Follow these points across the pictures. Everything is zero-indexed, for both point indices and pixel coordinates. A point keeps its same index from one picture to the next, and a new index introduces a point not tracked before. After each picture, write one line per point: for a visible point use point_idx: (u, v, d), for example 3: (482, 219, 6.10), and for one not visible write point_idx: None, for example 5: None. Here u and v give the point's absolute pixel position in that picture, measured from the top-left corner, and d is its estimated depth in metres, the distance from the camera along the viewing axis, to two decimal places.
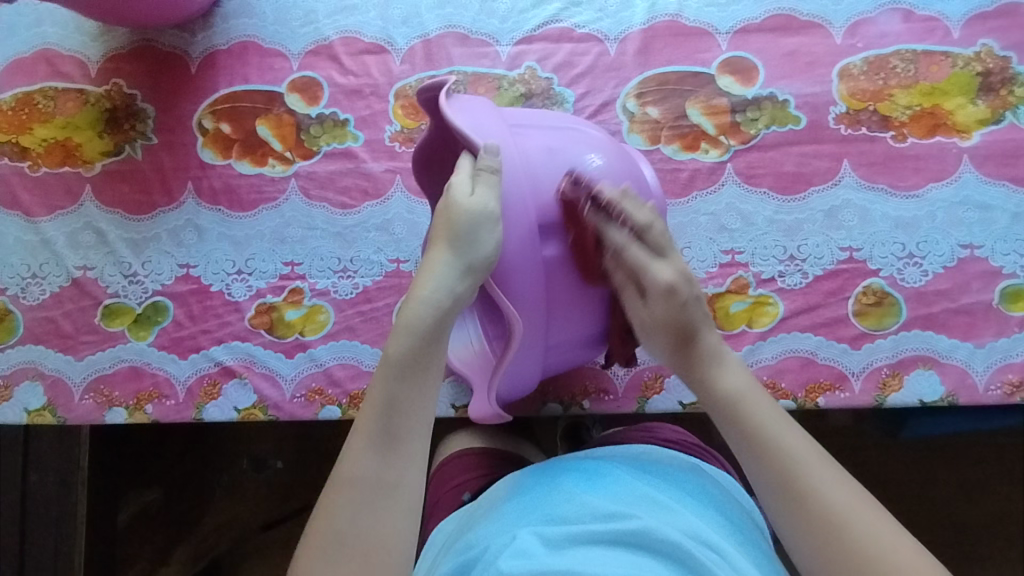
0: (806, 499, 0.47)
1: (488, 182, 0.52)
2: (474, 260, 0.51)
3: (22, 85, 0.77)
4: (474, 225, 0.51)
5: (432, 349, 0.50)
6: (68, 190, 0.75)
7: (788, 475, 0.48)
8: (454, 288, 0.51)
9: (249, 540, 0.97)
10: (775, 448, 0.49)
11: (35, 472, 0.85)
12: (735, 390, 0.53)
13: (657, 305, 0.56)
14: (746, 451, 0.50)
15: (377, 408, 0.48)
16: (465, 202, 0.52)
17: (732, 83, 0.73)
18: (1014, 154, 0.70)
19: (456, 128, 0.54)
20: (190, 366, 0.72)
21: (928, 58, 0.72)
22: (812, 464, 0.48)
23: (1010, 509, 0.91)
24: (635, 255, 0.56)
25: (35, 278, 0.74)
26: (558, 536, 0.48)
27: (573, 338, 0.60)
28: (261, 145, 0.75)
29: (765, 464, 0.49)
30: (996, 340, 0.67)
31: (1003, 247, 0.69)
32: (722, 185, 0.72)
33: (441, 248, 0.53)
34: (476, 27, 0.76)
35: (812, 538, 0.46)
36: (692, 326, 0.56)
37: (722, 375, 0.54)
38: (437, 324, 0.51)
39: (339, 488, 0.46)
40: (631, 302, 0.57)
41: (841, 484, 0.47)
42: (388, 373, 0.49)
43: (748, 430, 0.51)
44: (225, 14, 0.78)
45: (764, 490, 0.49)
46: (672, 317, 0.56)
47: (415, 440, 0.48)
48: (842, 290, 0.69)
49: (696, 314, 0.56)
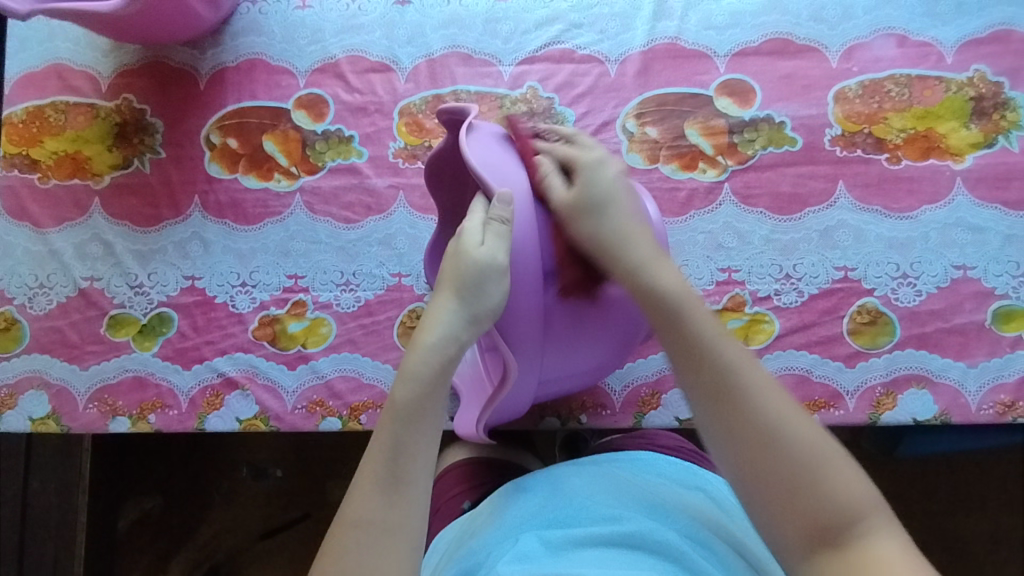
0: (741, 404, 0.48)
1: (499, 232, 0.52)
2: (480, 310, 0.52)
3: (33, 99, 0.79)
4: (482, 275, 0.52)
5: (436, 394, 0.51)
6: (76, 202, 0.77)
7: (719, 377, 0.49)
8: (459, 336, 0.52)
9: (246, 550, 0.97)
10: (712, 351, 0.50)
11: (37, 480, 0.87)
12: (672, 288, 0.53)
13: (589, 179, 0.55)
14: (681, 358, 0.51)
15: (384, 451, 0.49)
16: (474, 251, 0.52)
17: (730, 105, 0.75)
18: (1006, 178, 0.72)
19: (473, 171, 0.53)
20: (194, 376, 0.73)
21: (922, 83, 0.74)
22: (744, 368, 0.49)
23: (1005, 528, 0.92)
24: (562, 150, 0.58)
25: (43, 288, 0.75)
26: (558, 540, 0.49)
27: (568, 375, 0.62)
28: (267, 160, 0.77)
29: (698, 369, 0.50)
30: (989, 360, 0.68)
31: (996, 268, 0.70)
32: (720, 205, 0.73)
33: (448, 295, 0.53)
34: (479, 47, 0.78)
35: (743, 449, 0.47)
36: (616, 211, 0.55)
37: (657, 271, 0.53)
38: (442, 371, 0.51)
39: (345, 530, 0.47)
40: (556, 185, 0.56)
41: (770, 390, 0.49)
42: (394, 419, 0.50)
43: (684, 331, 0.51)
44: (234, 32, 0.80)
45: (696, 399, 0.50)
46: (593, 190, 0.55)
47: (419, 480, 0.49)
48: (837, 309, 0.70)
49: (621, 205, 0.56)
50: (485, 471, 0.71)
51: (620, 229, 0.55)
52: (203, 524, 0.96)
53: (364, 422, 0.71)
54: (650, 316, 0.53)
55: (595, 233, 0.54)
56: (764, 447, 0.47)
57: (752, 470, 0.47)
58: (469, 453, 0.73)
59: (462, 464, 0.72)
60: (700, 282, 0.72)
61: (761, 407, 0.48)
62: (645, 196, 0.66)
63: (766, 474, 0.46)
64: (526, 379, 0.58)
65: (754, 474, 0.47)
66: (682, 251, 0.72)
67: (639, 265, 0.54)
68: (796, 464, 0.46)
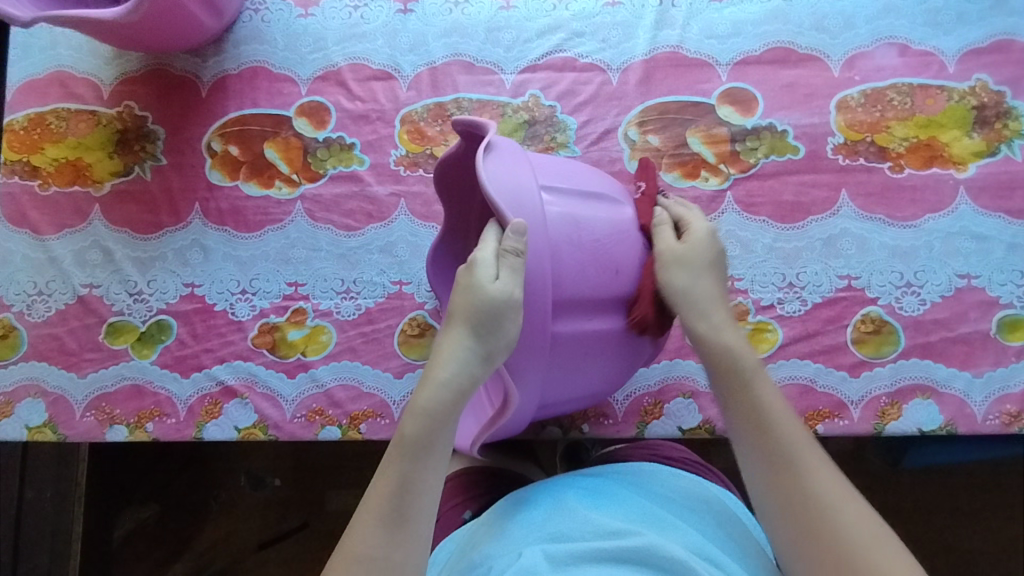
0: (799, 478, 0.51)
1: (512, 265, 0.50)
2: (496, 346, 0.51)
3: (35, 106, 0.79)
4: (498, 312, 0.50)
5: (446, 429, 0.52)
6: (77, 209, 0.76)
7: (779, 449, 0.53)
8: (472, 371, 0.52)
9: (243, 561, 0.96)
10: (775, 425, 0.54)
11: (32, 488, 0.86)
12: (746, 358, 0.56)
13: (697, 239, 0.58)
14: (746, 427, 0.54)
15: (389, 488, 0.50)
16: (489, 287, 0.51)
17: (732, 113, 0.75)
18: (1009, 187, 0.71)
19: (490, 199, 0.51)
20: (192, 385, 0.72)
21: (923, 92, 0.74)
22: (802, 448, 0.53)
23: (1012, 539, 0.91)
24: (681, 211, 0.60)
25: (41, 295, 0.74)
26: (563, 554, 0.48)
27: (566, 402, 0.61)
28: (269, 168, 0.76)
29: (761, 436, 0.53)
30: (994, 369, 0.68)
31: (1000, 278, 0.70)
32: (722, 213, 0.73)
33: (461, 330, 0.52)
34: (481, 56, 0.78)
35: (791, 516, 0.51)
36: (713, 279, 0.58)
37: (733, 340, 0.57)
38: (452, 407, 0.52)
39: (346, 564, 0.47)
40: (666, 237, 0.58)
41: (828, 472, 0.52)
42: (402, 454, 0.50)
43: (751, 401, 0.55)
44: (237, 40, 0.80)
45: (754, 466, 0.53)
46: (698, 255, 0.57)
47: (424, 517, 0.50)
48: (841, 317, 0.70)
49: (719, 276, 0.59)
50: (482, 482, 0.70)
51: (712, 296, 0.57)
52: (203, 531, 0.95)
53: (364, 431, 0.71)
54: (720, 380, 0.56)
55: (692, 288, 0.57)
56: (813, 522, 0.50)
57: (799, 547, 0.50)
58: (468, 463, 0.72)
59: (460, 474, 0.71)
60: None
61: (817, 487, 0.51)
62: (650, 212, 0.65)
63: (802, 545, 0.50)
64: (526, 409, 0.56)
65: (796, 545, 0.50)
66: None
67: (719, 330, 0.57)
68: (842, 548, 0.48)
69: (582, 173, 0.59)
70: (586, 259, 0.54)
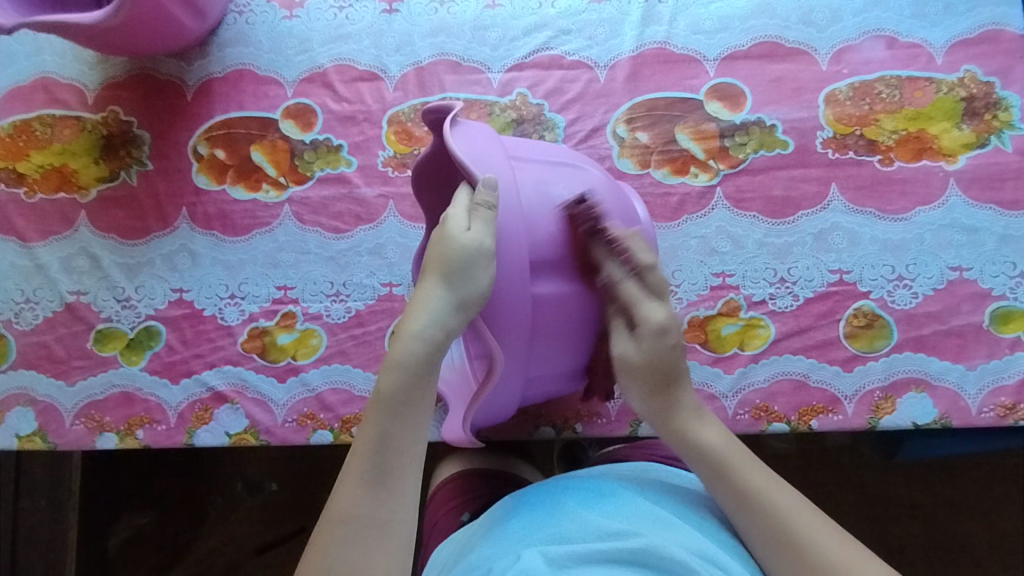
0: (806, 552, 0.49)
1: (485, 217, 0.51)
2: (469, 295, 0.50)
3: (19, 113, 0.78)
4: (469, 260, 0.50)
5: (421, 383, 0.51)
6: (63, 215, 0.76)
7: (780, 531, 0.50)
8: (448, 324, 0.51)
9: (241, 566, 0.96)
10: (766, 503, 0.51)
11: (28, 496, 0.88)
12: (721, 449, 0.54)
13: (645, 342, 0.56)
14: (739, 513, 0.52)
15: (370, 446, 0.49)
16: (461, 236, 0.51)
17: (720, 109, 0.74)
18: (999, 178, 0.71)
19: (457, 159, 0.52)
20: (182, 391, 0.71)
21: (912, 84, 0.73)
22: (800, 517, 0.50)
23: (1009, 533, 0.90)
24: (629, 290, 0.56)
25: (29, 303, 0.74)
26: (562, 555, 0.47)
27: (550, 372, 0.60)
28: (256, 170, 0.76)
29: (756, 523, 0.51)
30: (987, 362, 0.67)
31: (992, 269, 0.69)
32: (711, 209, 0.72)
33: (435, 281, 0.52)
34: (467, 55, 0.77)
35: None
36: (678, 381, 0.57)
37: (701, 430, 0.56)
38: (427, 359, 0.51)
39: (331, 526, 0.47)
40: (619, 335, 0.57)
41: (831, 535, 0.50)
42: (379, 412, 0.50)
43: (734, 486, 0.52)
44: (221, 43, 0.80)
45: (761, 550, 0.50)
46: (652, 360, 0.56)
47: (408, 476, 0.49)
48: (833, 312, 0.69)
49: (680, 369, 0.57)
50: (478, 483, 0.69)
51: (680, 399, 0.57)
52: (201, 536, 0.95)
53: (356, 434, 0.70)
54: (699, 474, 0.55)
55: (656, 402, 0.57)
56: None
57: None
58: (462, 465, 0.72)
59: (457, 477, 0.70)
60: (694, 288, 0.71)
61: (827, 556, 0.49)
62: (630, 193, 0.65)
63: None
64: (511, 375, 0.55)
65: None
66: (676, 256, 0.72)
67: (688, 427, 0.56)
68: None
69: (554, 149, 0.61)
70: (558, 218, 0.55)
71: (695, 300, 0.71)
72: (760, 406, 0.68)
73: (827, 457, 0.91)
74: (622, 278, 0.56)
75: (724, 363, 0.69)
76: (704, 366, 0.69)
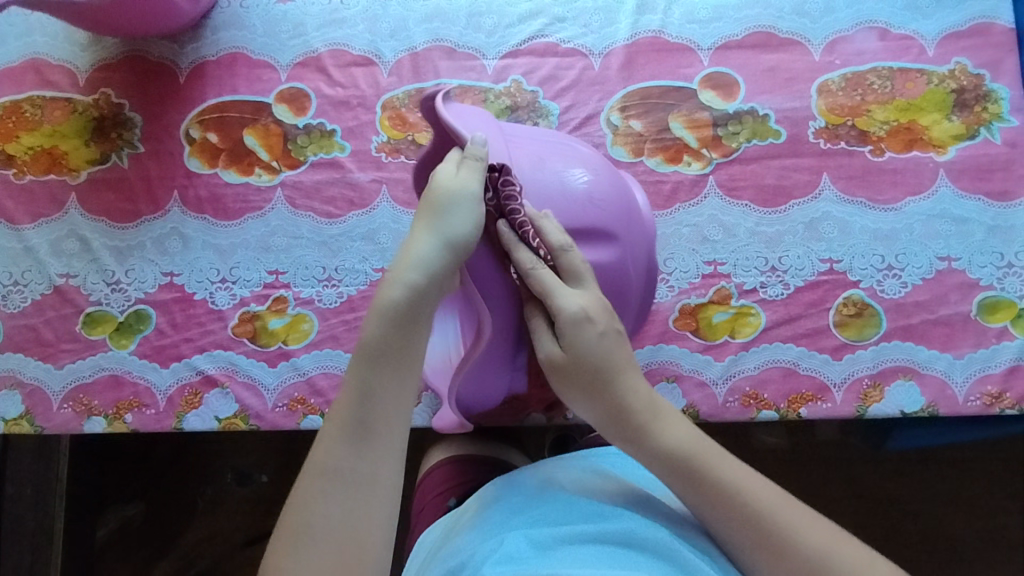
0: (788, 550, 0.46)
1: (473, 166, 0.50)
2: (455, 236, 0.48)
3: (10, 93, 0.78)
4: (454, 204, 0.49)
5: (405, 330, 0.48)
6: (52, 197, 0.75)
7: (760, 532, 0.46)
8: (434, 267, 0.48)
9: (227, 561, 0.94)
10: (739, 501, 0.47)
11: (13, 483, 0.83)
12: (685, 449, 0.49)
13: (577, 340, 0.50)
14: (716, 520, 0.48)
15: (351, 396, 0.47)
16: (446, 182, 0.49)
17: (714, 97, 0.75)
18: (988, 169, 0.72)
19: (446, 125, 0.52)
20: (172, 375, 0.71)
21: (903, 75, 0.74)
22: (778, 510, 0.47)
23: (996, 525, 0.91)
24: (545, 277, 0.50)
25: (17, 286, 0.73)
26: (547, 536, 0.47)
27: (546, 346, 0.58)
28: (248, 154, 0.76)
29: (735, 523, 0.47)
30: (974, 351, 0.68)
31: (980, 259, 0.70)
32: (705, 198, 0.73)
33: (422, 229, 0.49)
34: (463, 41, 0.77)
35: None
36: (623, 378, 0.51)
37: (663, 434, 0.50)
38: (413, 307, 0.48)
39: (313, 479, 0.45)
40: (546, 338, 0.51)
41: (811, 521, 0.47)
42: (362, 362, 0.47)
43: (708, 491, 0.48)
44: (215, 26, 0.79)
45: (741, 555, 0.47)
46: (583, 357, 0.50)
47: (390, 427, 0.47)
48: (823, 301, 0.70)
49: (617, 362, 0.51)
50: (469, 467, 0.70)
51: (624, 401, 0.51)
52: (189, 528, 0.94)
53: None
54: (671, 485, 0.50)
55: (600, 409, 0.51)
56: None
57: None
58: (453, 452, 0.72)
59: (448, 462, 0.71)
60: (686, 275, 0.71)
61: (807, 545, 0.46)
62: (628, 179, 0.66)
63: None
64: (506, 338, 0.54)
65: None
66: (669, 243, 0.72)
67: (644, 433, 0.50)
68: None
69: (549, 134, 0.61)
70: (550, 192, 0.54)
71: (686, 288, 0.71)
72: (749, 394, 0.68)
73: (817, 451, 0.92)
74: (535, 265, 0.50)
75: (714, 350, 0.69)
76: (695, 354, 0.69)
